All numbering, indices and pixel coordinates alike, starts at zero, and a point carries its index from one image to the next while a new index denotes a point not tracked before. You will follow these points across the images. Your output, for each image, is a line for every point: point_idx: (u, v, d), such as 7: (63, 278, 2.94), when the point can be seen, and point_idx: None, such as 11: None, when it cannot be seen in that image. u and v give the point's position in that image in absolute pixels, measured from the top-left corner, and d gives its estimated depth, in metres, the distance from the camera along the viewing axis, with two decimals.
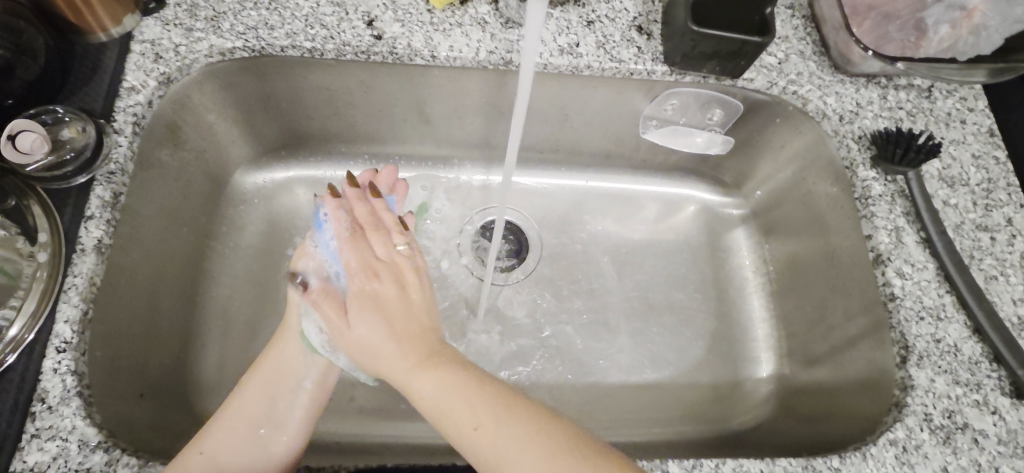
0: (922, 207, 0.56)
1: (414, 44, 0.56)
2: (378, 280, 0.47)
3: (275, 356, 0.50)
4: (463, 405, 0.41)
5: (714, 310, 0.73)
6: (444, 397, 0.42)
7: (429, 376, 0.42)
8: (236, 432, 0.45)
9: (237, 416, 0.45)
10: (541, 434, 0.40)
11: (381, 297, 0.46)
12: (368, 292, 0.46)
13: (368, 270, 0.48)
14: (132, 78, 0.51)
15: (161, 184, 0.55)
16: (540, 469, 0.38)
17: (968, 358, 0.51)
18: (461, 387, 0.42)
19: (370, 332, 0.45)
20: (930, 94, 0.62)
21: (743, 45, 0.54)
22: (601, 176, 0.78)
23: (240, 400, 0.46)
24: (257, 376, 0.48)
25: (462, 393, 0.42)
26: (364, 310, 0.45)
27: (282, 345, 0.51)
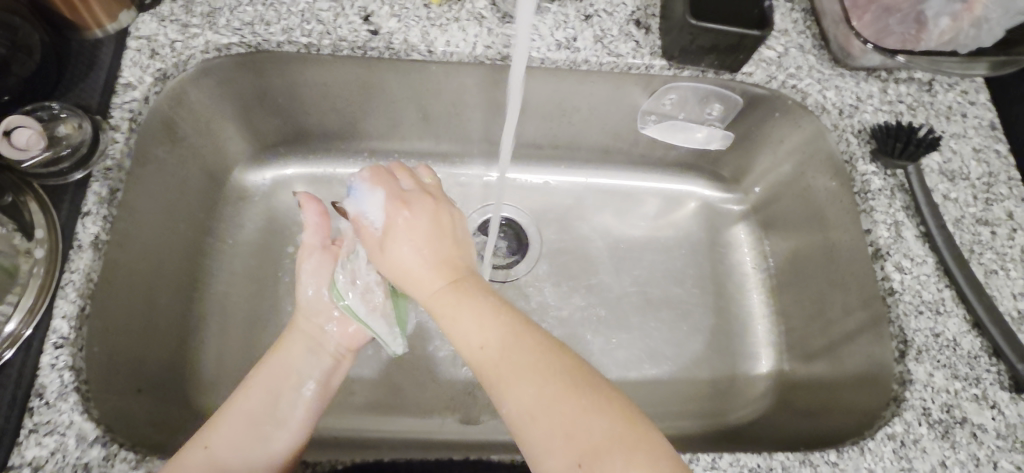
0: (922, 202, 0.55)
1: (411, 39, 0.56)
2: (412, 209, 0.49)
3: (280, 354, 0.50)
4: (486, 325, 0.43)
5: (714, 305, 0.72)
6: (462, 318, 0.44)
7: (455, 295, 0.45)
8: (237, 429, 0.45)
9: (239, 412, 0.46)
10: (546, 358, 0.41)
11: (414, 225, 0.48)
12: (395, 228, 0.48)
13: (404, 201, 0.50)
14: (128, 74, 0.51)
15: (158, 180, 0.55)
16: (536, 387, 0.40)
17: (968, 352, 0.51)
18: (477, 311, 0.44)
19: (402, 265, 0.48)
20: (931, 87, 0.61)
21: (741, 39, 0.54)
22: (600, 172, 0.78)
23: (244, 397, 0.47)
24: (261, 374, 0.49)
25: (477, 317, 0.44)
26: (394, 241, 0.48)
27: (288, 344, 0.51)
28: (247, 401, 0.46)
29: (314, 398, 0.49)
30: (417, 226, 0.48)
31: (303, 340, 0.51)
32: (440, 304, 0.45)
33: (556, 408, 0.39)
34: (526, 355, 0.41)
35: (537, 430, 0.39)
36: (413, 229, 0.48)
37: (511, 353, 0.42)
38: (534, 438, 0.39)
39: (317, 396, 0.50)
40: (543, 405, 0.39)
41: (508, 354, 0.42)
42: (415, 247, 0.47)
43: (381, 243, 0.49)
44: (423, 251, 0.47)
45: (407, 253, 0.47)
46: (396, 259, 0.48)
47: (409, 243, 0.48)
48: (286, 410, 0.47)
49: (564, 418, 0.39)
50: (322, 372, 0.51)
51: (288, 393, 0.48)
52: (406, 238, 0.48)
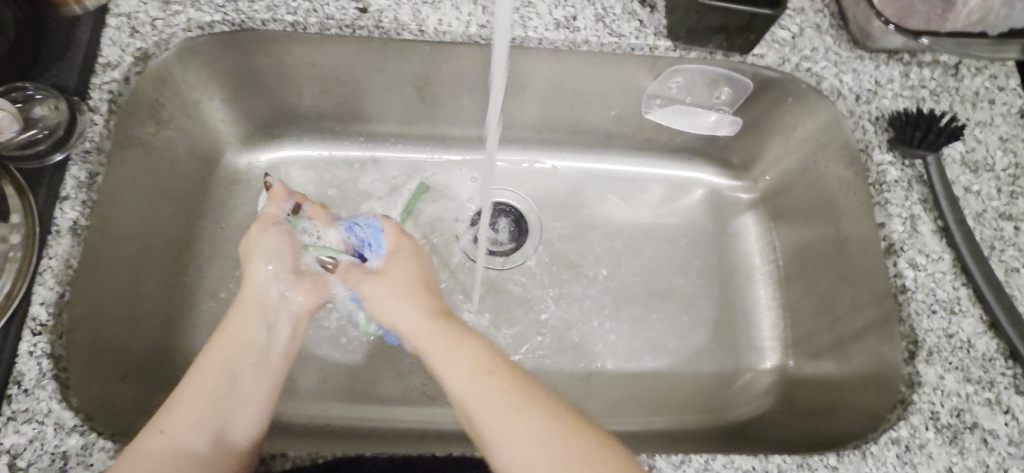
0: (941, 194, 0.52)
1: (401, 18, 0.53)
2: (397, 258, 0.56)
3: (233, 330, 0.49)
4: (470, 373, 0.46)
5: (718, 297, 0.70)
6: (451, 367, 0.46)
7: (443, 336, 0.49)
8: (195, 407, 0.44)
9: (197, 389, 0.45)
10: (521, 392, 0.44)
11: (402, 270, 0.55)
12: (383, 283, 0.54)
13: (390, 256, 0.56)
14: (108, 53, 0.49)
15: (142, 164, 0.54)
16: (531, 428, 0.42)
17: (982, 354, 0.48)
18: (460, 351, 0.47)
19: (402, 319, 0.52)
20: (957, 71, 0.57)
21: (751, 19, 0.50)
22: (603, 157, 0.75)
23: (199, 374, 0.46)
24: (214, 350, 0.48)
25: (465, 360, 0.46)
26: (388, 298, 0.53)
27: (240, 319, 0.51)
28: (205, 378, 0.46)
29: (273, 369, 0.50)
30: (398, 282, 0.54)
31: (256, 313, 0.51)
32: (434, 350, 0.48)
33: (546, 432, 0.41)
34: (507, 397, 0.43)
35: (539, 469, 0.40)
36: (399, 279, 0.54)
37: (504, 382, 0.44)
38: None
39: (274, 367, 0.50)
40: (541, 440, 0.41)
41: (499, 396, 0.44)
42: (406, 298, 0.53)
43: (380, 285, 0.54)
44: (409, 299, 0.52)
45: (401, 307, 0.52)
46: (396, 316, 0.52)
47: (400, 295, 0.53)
48: (245, 385, 0.48)
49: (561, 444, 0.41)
50: (277, 343, 0.52)
51: (246, 367, 0.48)
52: (398, 293, 0.53)
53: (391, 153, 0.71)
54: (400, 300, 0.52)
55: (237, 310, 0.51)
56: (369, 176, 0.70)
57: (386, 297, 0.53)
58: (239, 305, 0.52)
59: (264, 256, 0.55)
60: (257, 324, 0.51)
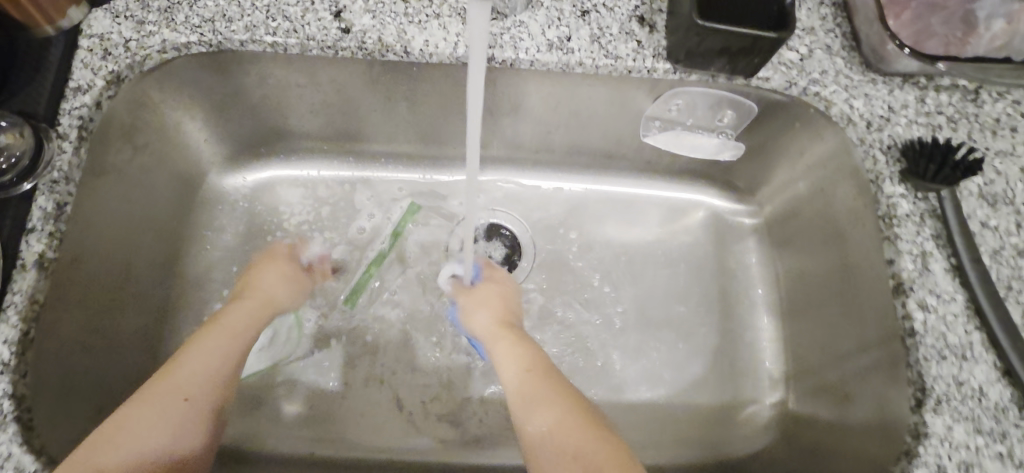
0: (955, 231, 0.49)
1: (386, 38, 0.51)
2: (496, 276, 0.60)
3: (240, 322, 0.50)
4: (527, 361, 0.50)
5: (717, 326, 0.67)
6: (508, 364, 0.50)
7: (510, 336, 0.53)
8: (197, 389, 0.44)
9: (201, 371, 0.45)
10: (560, 390, 0.47)
11: (497, 287, 0.59)
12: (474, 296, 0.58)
13: (490, 273, 0.60)
14: (78, 77, 0.47)
15: (118, 188, 0.52)
16: (556, 412, 0.45)
17: (995, 404, 0.45)
18: (520, 355, 0.51)
19: (483, 323, 0.55)
20: (977, 96, 0.54)
21: (755, 42, 0.47)
22: (602, 178, 0.72)
23: (200, 355, 0.46)
24: (218, 335, 0.48)
25: (520, 358, 0.50)
26: (476, 306, 0.57)
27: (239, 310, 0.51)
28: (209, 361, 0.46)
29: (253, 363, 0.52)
30: (490, 297, 0.58)
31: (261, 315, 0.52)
32: (502, 347, 0.52)
33: (566, 412, 0.45)
34: (547, 388, 0.47)
35: (550, 443, 0.43)
36: (491, 291, 0.58)
37: (548, 378, 0.48)
38: (547, 448, 0.43)
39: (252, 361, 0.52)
40: (560, 421, 0.44)
41: (542, 382, 0.48)
42: (492, 307, 0.56)
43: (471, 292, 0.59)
44: (491, 308, 0.56)
45: (485, 313, 0.56)
46: (479, 321, 0.56)
47: (487, 305, 0.57)
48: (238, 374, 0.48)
49: (573, 429, 0.44)
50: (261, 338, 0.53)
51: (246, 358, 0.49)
52: (485, 303, 0.57)
53: (382, 173, 0.69)
54: (484, 309, 0.56)
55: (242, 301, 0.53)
56: (358, 198, 0.67)
57: (475, 305, 0.57)
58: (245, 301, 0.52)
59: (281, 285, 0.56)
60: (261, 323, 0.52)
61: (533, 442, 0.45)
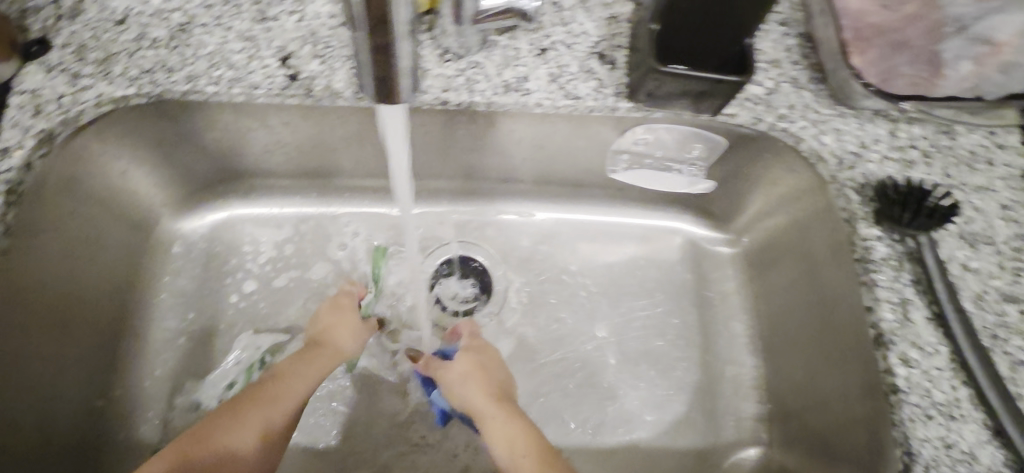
0: (935, 276, 0.45)
1: (334, 85, 0.49)
2: (483, 348, 0.58)
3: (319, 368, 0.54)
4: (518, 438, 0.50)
5: (697, 360, 0.65)
6: (501, 441, 0.50)
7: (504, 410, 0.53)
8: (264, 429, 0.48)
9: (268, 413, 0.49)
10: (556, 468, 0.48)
11: (483, 357, 0.57)
12: (461, 365, 0.56)
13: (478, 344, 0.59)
14: (8, 137, 0.45)
15: (56, 247, 0.50)
16: None
17: (987, 469, 0.41)
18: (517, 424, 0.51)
19: (470, 399, 0.54)
20: (951, 128, 0.52)
21: (717, 84, 0.45)
22: (577, 206, 0.69)
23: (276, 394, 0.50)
24: (296, 379, 0.52)
25: (514, 438, 0.50)
26: (459, 382, 0.55)
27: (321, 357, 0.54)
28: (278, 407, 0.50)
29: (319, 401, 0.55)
30: (470, 365, 0.56)
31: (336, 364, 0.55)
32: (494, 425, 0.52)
33: None
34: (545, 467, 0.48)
35: None
36: (477, 361, 0.56)
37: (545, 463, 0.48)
38: None
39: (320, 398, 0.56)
40: None
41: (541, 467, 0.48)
42: (478, 376, 0.55)
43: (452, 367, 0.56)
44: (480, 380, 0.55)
45: (471, 389, 0.54)
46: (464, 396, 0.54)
47: (471, 379, 0.55)
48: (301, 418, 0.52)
49: None
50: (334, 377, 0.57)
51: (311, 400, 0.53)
52: (467, 377, 0.55)
53: (345, 208, 0.66)
54: (469, 384, 0.55)
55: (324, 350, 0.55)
56: (320, 236, 0.65)
57: (457, 380, 0.55)
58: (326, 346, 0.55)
59: (357, 337, 0.57)
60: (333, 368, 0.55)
61: None
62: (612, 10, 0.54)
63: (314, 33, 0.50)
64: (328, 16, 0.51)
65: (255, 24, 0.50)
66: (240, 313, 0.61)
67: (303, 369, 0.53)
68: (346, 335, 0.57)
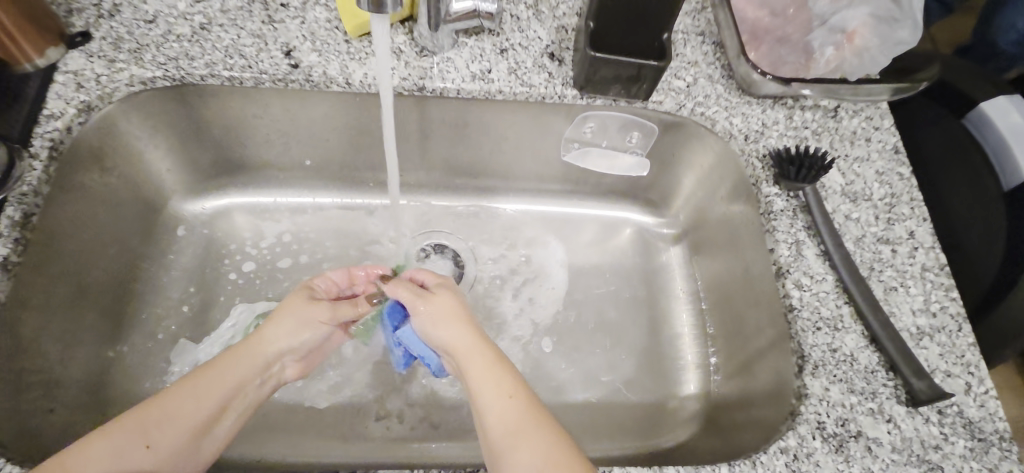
0: (820, 221, 0.56)
1: (330, 72, 0.59)
2: (453, 293, 0.56)
3: (237, 362, 0.49)
4: (496, 377, 0.47)
5: (646, 328, 0.72)
6: (487, 385, 0.47)
7: (482, 349, 0.49)
8: (167, 432, 0.43)
9: (168, 419, 0.44)
10: (533, 409, 0.45)
11: (454, 301, 0.54)
12: (432, 309, 0.53)
13: (448, 290, 0.56)
14: (52, 106, 0.54)
15: (83, 205, 0.57)
16: (524, 422, 0.44)
17: (864, 367, 0.51)
18: (497, 365, 0.48)
19: (453, 338, 0.51)
20: (836, 113, 0.64)
21: (641, 69, 0.57)
22: (539, 200, 0.79)
23: (179, 397, 0.45)
24: (207, 376, 0.47)
25: (502, 382, 0.47)
26: (442, 320, 0.52)
27: (241, 353, 0.50)
28: (183, 409, 0.45)
29: (252, 405, 0.51)
30: (446, 305, 0.54)
31: (257, 357, 0.51)
32: (473, 366, 0.48)
33: (533, 424, 0.44)
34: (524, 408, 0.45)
35: (521, 440, 0.43)
36: (448, 304, 0.54)
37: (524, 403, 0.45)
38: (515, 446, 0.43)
39: (254, 406, 0.51)
40: (525, 434, 0.43)
41: (520, 406, 0.45)
42: (454, 317, 0.52)
43: (425, 313, 0.53)
44: (454, 322, 0.52)
45: (455, 327, 0.51)
46: (446, 335, 0.51)
47: (452, 318, 0.52)
48: (229, 421, 0.48)
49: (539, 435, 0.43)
50: (268, 378, 0.52)
51: (235, 401, 0.48)
52: (449, 315, 0.53)
53: (332, 196, 0.75)
54: (451, 323, 0.52)
55: (244, 345, 0.51)
56: (310, 221, 0.73)
57: (438, 317, 0.53)
58: (245, 340, 0.51)
59: (289, 323, 0.53)
60: (259, 362, 0.51)
61: (499, 446, 0.43)
62: (560, 22, 0.66)
63: (313, 32, 0.61)
64: (325, 20, 0.62)
65: (264, 25, 0.61)
66: (237, 286, 0.68)
67: (214, 367, 0.48)
68: (272, 324, 0.52)
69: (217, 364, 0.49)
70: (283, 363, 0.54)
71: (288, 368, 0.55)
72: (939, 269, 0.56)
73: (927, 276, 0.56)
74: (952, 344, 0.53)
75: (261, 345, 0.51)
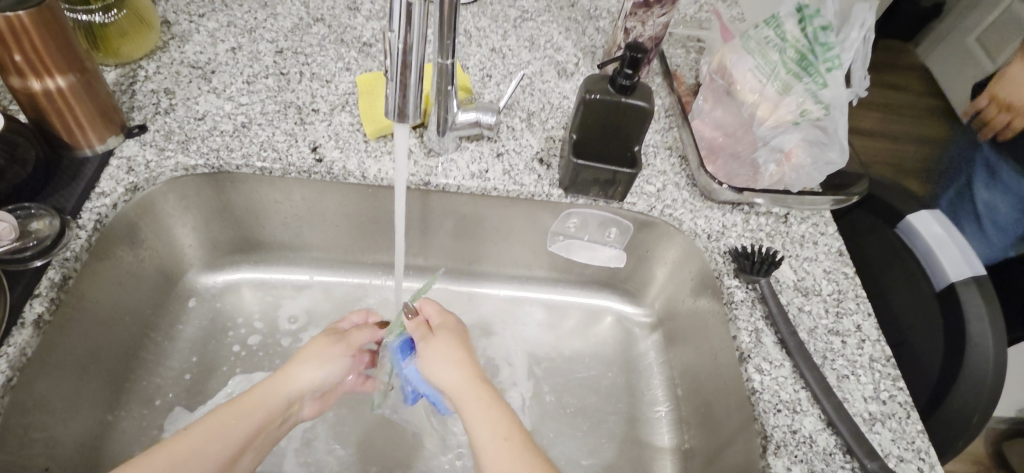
0: (776, 311, 0.63)
1: (348, 166, 0.68)
2: (455, 330, 0.60)
3: (259, 399, 0.53)
4: (490, 419, 0.51)
5: (625, 413, 0.76)
6: (483, 426, 0.50)
7: (478, 392, 0.53)
8: (195, 464, 0.46)
9: (196, 454, 0.47)
10: (526, 451, 0.48)
11: (456, 340, 0.58)
12: (433, 349, 0.57)
13: (451, 329, 0.60)
14: (104, 185, 0.62)
15: (113, 272, 0.63)
16: (515, 461, 0.47)
17: (823, 449, 0.55)
18: (491, 409, 0.52)
19: (453, 379, 0.55)
20: (786, 219, 0.74)
21: (616, 174, 0.67)
22: (525, 286, 0.86)
23: (205, 434, 0.48)
24: (233, 413, 0.51)
25: (497, 423, 0.50)
26: (442, 361, 0.56)
27: (265, 389, 0.54)
28: (209, 443, 0.48)
29: (267, 441, 0.54)
30: (446, 345, 0.58)
31: (280, 395, 0.55)
32: (470, 409, 0.52)
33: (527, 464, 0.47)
34: (519, 449, 0.48)
35: None
36: (448, 343, 0.58)
37: (519, 445, 0.49)
38: None
39: (271, 438, 0.55)
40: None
41: (514, 450, 0.48)
42: (453, 358, 0.56)
43: (426, 354, 0.57)
44: (454, 363, 0.56)
45: (453, 368, 0.55)
46: (447, 375, 0.55)
47: (453, 359, 0.56)
48: (249, 454, 0.52)
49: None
50: (285, 417, 0.56)
51: (253, 440, 0.52)
52: (450, 357, 0.56)
53: (335, 276, 0.81)
54: (451, 364, 0.56)
55: (268, 382, 0.55)
56: (313, 297, 0.79)
57: (439, 357, 0.56)
58: (270, 379, 0.55)
59: (314, 363, 0.57)
60: (280, 402, 0.54)
61: None
62: (549, 133, 0.77)
63: (338, 133, 0.71)
64: (348, 123, 0.73)
65: (297, 125, 0.71)
66: (239, 357, 0.72)
67: (238, 404, 0.52)
68: (296, 364, 0.57)
69: (242, 402, 0.52)
70: (302, 401, 0.58)
71: (304, 407, 0.59)
72: (886, 360, 0.61)
73: (875, 366, 0.61)
74: (903, 430, 0.57)
75: (284, 385, 0.55)
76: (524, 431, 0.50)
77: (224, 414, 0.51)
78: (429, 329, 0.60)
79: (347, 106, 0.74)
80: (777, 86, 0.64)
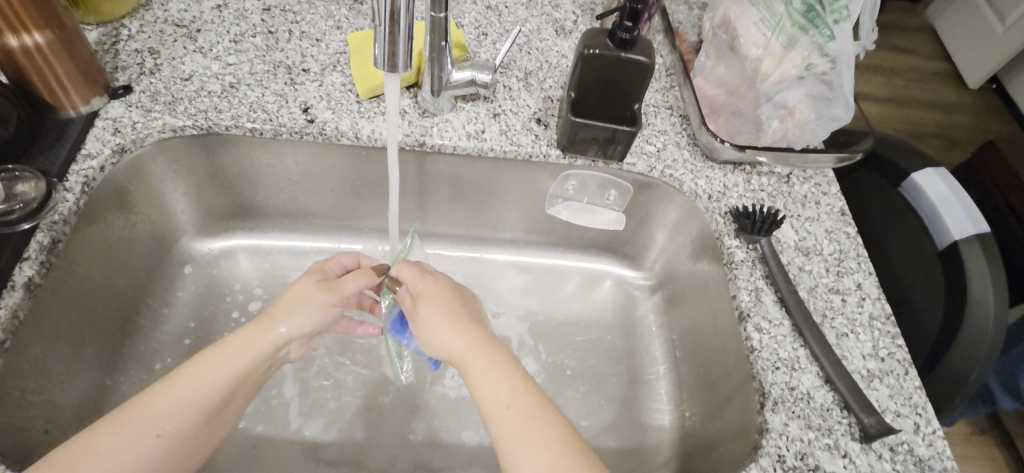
0: (776, 270, 0.62)
1: (341, 127, 0.67)
2: (445, 294, 0.59)
3: (244, 347, 0.52)
4: (493, 380, 0.51)
5: (624, 375, 0.76)
6: (488, 389, 0.50)
7: (478, 355, 0.53)
8: (178, 414, 0.47)
9: (179, 404, 0.47)
10: (534, 410, 0.49)
11: (448, 303, 0.58)
12: (426, 316, 0.57)
13: (440, 293, 0.59)
14: (90, 147, 0.60)
15: (103, 236, 0.62)
16: (524, 421, 0.48)
17: (820, 405, 0.55)
18: (494, 370, 0.51)
19: (450, 344, 0.54)
20: (789, 179, 0.72)
21: (615, 132, 0.65)
22: (523, 251, 0.85)
23: (187, 383, 0.48)
24: (216, 361, 0.50)
25: (501, 384, 0.50)
26: (437, 328, 0.56)
27: (250, 335, 0.53)
28: (194, 392, 0.48)
29: (256, 384, 0.55)
30: (438, 312, 0.57)
31: (266, 341, 0.53)
32: (473, 372, 0.52)
33: (534, 423, 0.48)
34: (527, 408, 0.49)
35: (524, 438, 0.47)
36: (438, 308, 0.57)
37: (526, 403, 0.49)
38: (521, 444, 0.47)
39: (259, 381, 0.55)
40: (527, 433, 0.47)
41: (522, 410, 0.48)
42: (447, 323, 0.56)
43: (421, 324, 0.57)
44: (450, 328, 0.55)
45: (450, 333, 0.55)
46: (445, 341, 0.55)
47: (448, 323, 0.56)
48: (235, 400, 0.52)
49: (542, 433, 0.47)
50: (274, 362, 0.56)
51: (239, 386, 0.52)
52: (444, 322, 0.56)
53: (330, 242, 0.80)
54: (447, 329, 0.55)
55: (253, 328, 0.54)
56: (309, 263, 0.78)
57: (433, 324, 0.56)
58: (253, 326, 0.54)
59: (298, 309, 0.56)
60: (266, 349, 0.53)
61: (502, 449, 0.47)
62: (547, 93, 0.75)
63: (330, 94, 0.69)
64: (340, 84, 0.70)
65: (287, 86, 0.69)
66: (236, 322, 0.71)
67: (222, 352, 0.51)
68: (280, 311, 0.55)
69: (225, 351, 0.51)
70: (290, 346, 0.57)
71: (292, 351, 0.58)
72: (886, 318, 0.61)
73: (875, 324, 0.61)
74: (901, 386, 0.57)
75: (268, 332, 0.54)
76: (531, 388, 0.50)
77: (207, 362, 0.50)
78: (417, 297, 0.59)
79: (339, 66, 0.72)
80: (781, 40, 0.62)
